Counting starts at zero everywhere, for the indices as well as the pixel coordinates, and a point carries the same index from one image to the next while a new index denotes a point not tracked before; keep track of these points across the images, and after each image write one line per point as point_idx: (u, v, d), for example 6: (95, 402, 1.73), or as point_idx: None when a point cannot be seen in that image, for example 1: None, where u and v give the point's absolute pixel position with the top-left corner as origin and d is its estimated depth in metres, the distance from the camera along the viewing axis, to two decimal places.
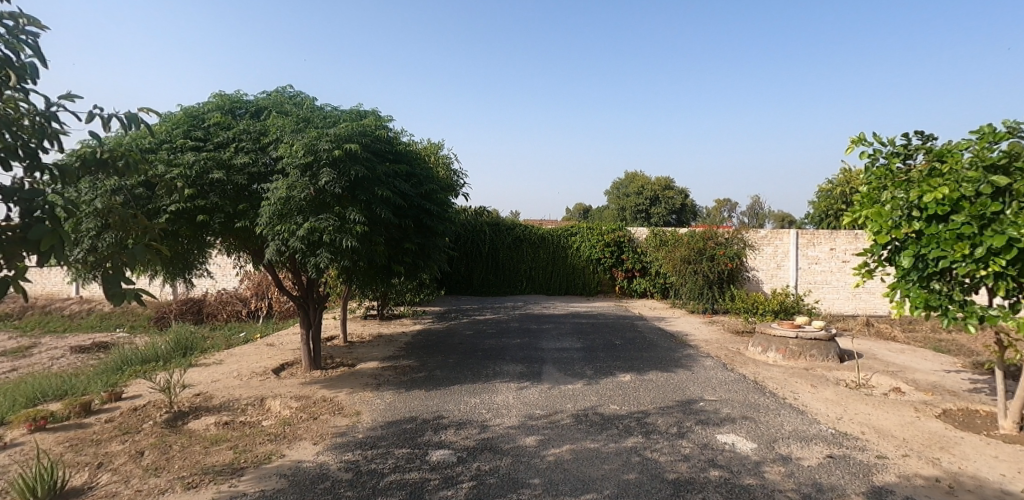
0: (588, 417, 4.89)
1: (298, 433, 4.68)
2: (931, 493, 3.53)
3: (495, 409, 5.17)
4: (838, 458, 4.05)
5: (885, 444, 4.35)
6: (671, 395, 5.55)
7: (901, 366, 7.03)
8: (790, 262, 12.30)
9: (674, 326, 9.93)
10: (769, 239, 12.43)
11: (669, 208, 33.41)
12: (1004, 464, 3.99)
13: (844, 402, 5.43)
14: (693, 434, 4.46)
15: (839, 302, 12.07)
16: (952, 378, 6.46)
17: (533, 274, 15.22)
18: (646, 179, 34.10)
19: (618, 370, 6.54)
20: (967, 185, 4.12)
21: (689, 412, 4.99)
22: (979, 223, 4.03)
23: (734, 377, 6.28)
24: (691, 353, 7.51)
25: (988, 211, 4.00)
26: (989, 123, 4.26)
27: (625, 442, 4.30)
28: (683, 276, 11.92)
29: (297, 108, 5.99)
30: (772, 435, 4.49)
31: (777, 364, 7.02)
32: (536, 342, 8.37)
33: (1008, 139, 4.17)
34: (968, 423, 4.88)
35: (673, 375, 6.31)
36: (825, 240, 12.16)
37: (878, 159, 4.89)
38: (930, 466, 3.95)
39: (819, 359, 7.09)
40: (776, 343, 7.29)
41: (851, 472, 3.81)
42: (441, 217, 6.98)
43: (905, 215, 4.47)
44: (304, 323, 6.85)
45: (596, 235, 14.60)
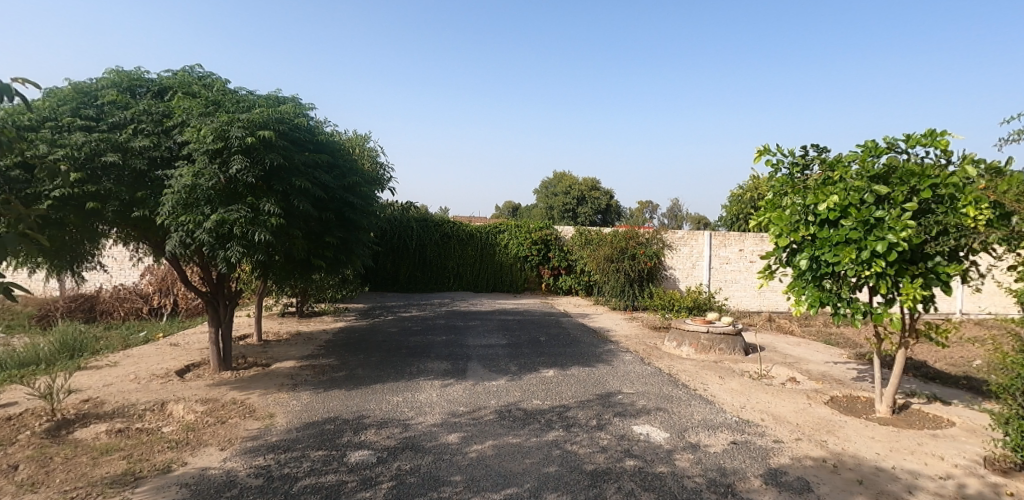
0: (511, 412, 4.93)
1: (203, 438, 4.36)
2: (819, 472, 3.88)
3: (417, 407, 5.09)
4: (741, 444, 4.35)
5: (782, 429, 4.73)
6: (591, 389, 5.73)
7: (797, 358, 7.69)
8: (704, 262, 13.04)
9: (596, 322, 10.26)
10: (685, 240, 13.07)
11: (595, 208, 34.54)
12: (878, 444, 4.47)
13: (748, 392, 5.85)
14: (611, 426, 4.63)
15: (746, 299, 13.01)
16: (840, 368, 7.13)
17: (461, 271, 15.16)
18: (574, 180, 35.02)
19: (542, 365, 6.67)
20: (854, 193, 4.55)
21: (607, 405, 5.17)
22: (864, 229, 4.46)
23: (650, 370, 6.59)
24: (611, 349, 7.80)
25: (871, 217, 4.44)
26: (872, 138, 4.72)
27: (546, 435, 4.38)
28: (606, 274, 12.33)
29: (206, 90, 5.56)
30: (683, 424, 4.75)
31: (690, 358, 7.44)
32: (462, 339, 8.33)
33: (887, 153, 4.65)
34: (851, 408, 5.43)
35: (594, 370, 6.51)
36: (734, 241, 13.07)
37: (781, 168, 5.30)
38: (818, 448, 4.34)
39: (727, 352, 7.60)
40: (690, 337, 7.71)
41: (752, 457, 4.11)
42: (365, 211, 6.78)
43: (802, 220, 4.89)
44: (213, 321, 6.42)
45: (524, 233, 14.74)
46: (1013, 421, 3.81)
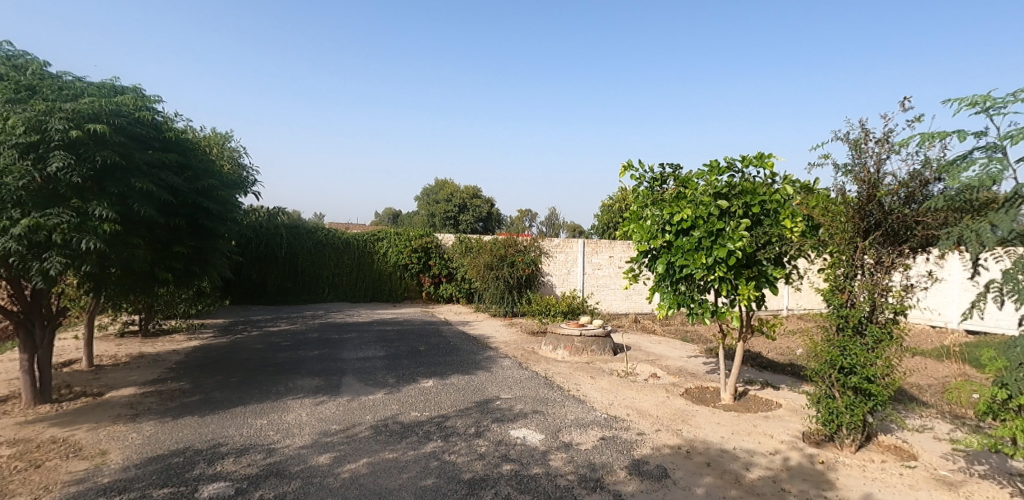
0: (387, 426, 4.78)
1: (7, 488, 3.63)
2: (674, 459, 4.28)
3: (284, 429, 4.72)
4: (609, 439, 4.65)
5: (644, 422, 5.13)
6: (470, 396, 5.76)
7: (658, 355, 8.43)
8: (578, 268, 13.77)
9: (476, 329, 10.35)
10: (561, 248, 13.69)
11: (476, 216, 34.96)
12: (723, 428, 5.04)
13: (615, 389, 6.28)
14: (489, 432, 4.68)
15: (616, 302, 14.01)
16: (693, 362, 7.94)
17: (336, 280, 14.42)
18: (455, 187, 35.16)
19: (421, 376, 6.57)
20: (701, 207, 5.09)
21: (485, 412, 5.23)
22: (710, 238, 5.03)
23: (527, 374, 6.79)
24: (491, 355, 7.92)
25: (715, 228, 5.02)
26: (715, 158, 5.31)
27: (424, 448, 4.31)
28: (486, 281, 12.49)
29: (17, 72, 4.70)
30: (557, 425, 4.95)
31: (565, 360, 7.81)
32: (336, 353, 7.91)
33: (727, 172, 5.26)
34: (701, 398, 6.07)
35: (473, 377, 6.56)
36: (605, 248, 14.01)
37: (642, 182, 5.79)
38: (674, 437, 4.79)
39: (598, 353, 8.09)
40: (564, 341, 8.09)
41: (618, 450, 4.40)
42: (223, 217, 6.16)
43: (660, 229, 5.38)
44: (26, 347, 5.40)
45: (404, 241, 14.46)
46: (822, 400, 4.57)
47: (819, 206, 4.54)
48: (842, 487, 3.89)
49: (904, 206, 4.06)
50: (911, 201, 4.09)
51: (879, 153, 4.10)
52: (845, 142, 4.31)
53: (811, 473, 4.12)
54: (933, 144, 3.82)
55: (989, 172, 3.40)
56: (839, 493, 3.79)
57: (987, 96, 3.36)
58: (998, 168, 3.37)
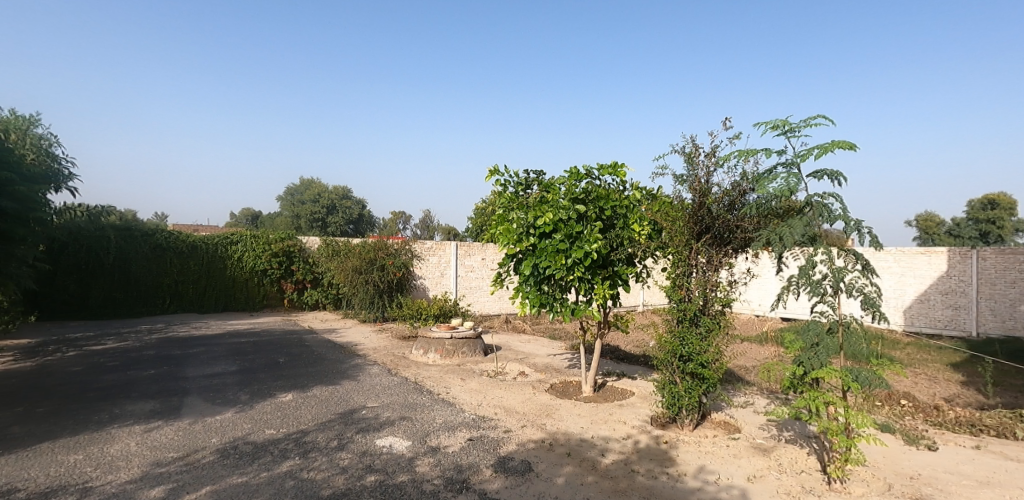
0: (237, 449, 4.36)
1: None
2: (538, 453, 4.47)
3: (106, 463, 4.08)
4: (476, 439, 4.72)
5: (511, 419, 5.30)
6: (334, 408, 5.48)
7: (527, 354, 8.75)
8: (451, 271, 13.81)
9: (344, 337, 9.88)
10: (434, 250, 13.62)
11: (346, 218, 33.46)
12: (583, 419, 5.39)
13: (484, 390, 6.40)
14: (353, 444, 4.49)
15: (488, 303, 14.30)
16: (558, 359, 8.37)
17: (180, 289, 12.86)
18: (323, 188, 33.39)
19: (279, 390, 6.11)
20: (562, 211, 5.38)
21: (349, 423, 5.01)
22: (570, 241, 5.35)
23: (396, 381, 6.65)
24: (358, 363, 7.61)
25: (574, 231, 5.34)
26: (575, 166, 5.65)
27: (279, 467, 4.00)
28: (354, 286, 11.99)
29: None
30: (425, 430, 4.91)
31: (435, 364, 7.77)
32: (178, 371, 7.05)
33: (585, 179, 5.63)
34: (565, 392, 6.42)
35: (338, 388, 6.25)
36: (477, 251, 14.23)
37: (509, 187, 5.99)
38: (539, 431, 5.01)
39: (469, 354, 8.19)
40: (435, 344, 8.05)
41: (484, 450, 4.49)
42: (24, 217, 5.20)
43: (525, 233, 5.60)
44: None
45: (262, 244, 13.33)
46: (666, 385, 5.06)
47: (661, 211, 5.04)
48: (682, 462, 4.37)
49: (727, 212, 4.66)
50: (733, 208, 4.67)
51: (707, 165, 4.67)
52: (681, 155, 4.83)
53: (656, 453, 4.56)
54: (748, 159, 4.44)
55: (789, 184, 4.03)
56: (678, 468, 4.25)
57: (786, 121, 3.99)
58: (794, 182, 4.02)
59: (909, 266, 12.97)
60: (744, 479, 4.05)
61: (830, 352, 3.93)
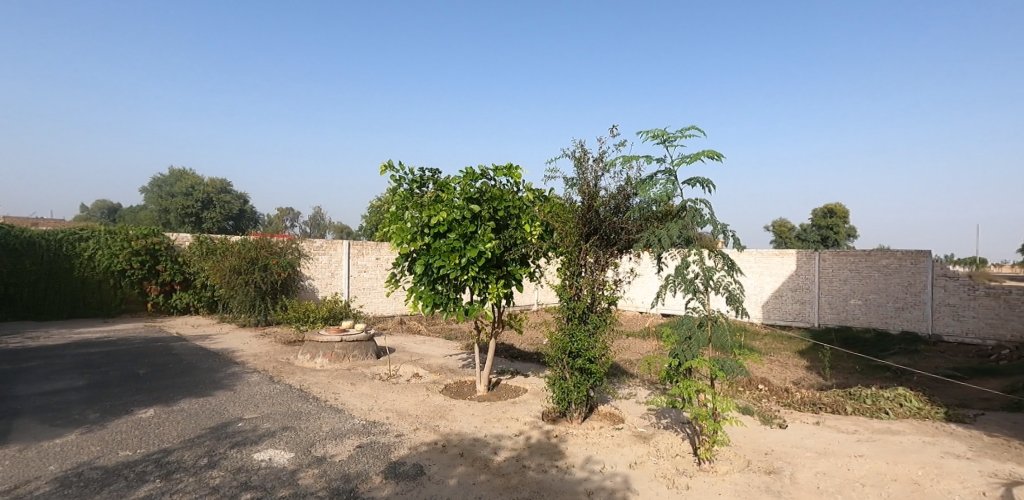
0: (82, 475, 3.80)
1: None
2: (431, 455, 4.41)
3: None
4: (365, 446, 4.55)
5: (403, 423, 5.18)
6: (205, 422, 4.99)
7: (421, 355, 8.62)
8: (343, 271, 13.21)
9: (220, 343, 9.05)
10: (324, 249, 12.94)
11: (225, 213, 30.62)
12: (476, 418, 5.42)
13: (376, 394, 6.19)
14: (226, 460, 4.12)
15: (383, 304, 13.89)
16: (453, 359, 8.35)
17: (12, 293, 10.99)
18: (198, 180, 30.40)
19: (137, 405, 5.43)
20: (456, 211, 5.36)
21: (223, 437, 4.59)
22: (464, 240, 5.36)
23: (279, 389, 6.21)
24: (235, 371, 7.00)
25: (468, 231, 5.35)
26: (470, 166, 5.65)
27: (135, 493, 3.55)
28: (232, 288, 11.02)
29: None
30: (310, 439, 4.63)
31: (324, 369, 7.38)
32: (5, 389, 5.99)
33: (480, 179, 5.65)
34: (459, 392, 6.42)
35: (210, 399, 5.70)
36: (371, 250, 13.77)
37: (403, 184, 5.86)
38: (431, 433, 4.94)
39: (360, 358, 7.88)
40: (324, 348, 7.65)
41: (374, 456, 4.34)
42: None
43: (419, 232, 5.51)
44: None
45: (120, 242, 11.77)
46: (557, 382, 5.23)
47: (553, 212, 5.21)
48: (570, 454, 4.54)
49: (613, 214, 4.92)
50: (618, 211, 4.93)
51: (596, 170, 4.89)
52: (571, 158, 5.01)
53: (546, 447, 4.70)
54: (631, 165, 4.71)
55: (667, 190, 4.34)
56: (567, 460, 4.41)
57: (664, 130, 4.29)
58: (671, 187, 4.33)
59: (767, 266, 14.59)
60: (626, 466, 4.30)
61: (700, 344, 4.32)
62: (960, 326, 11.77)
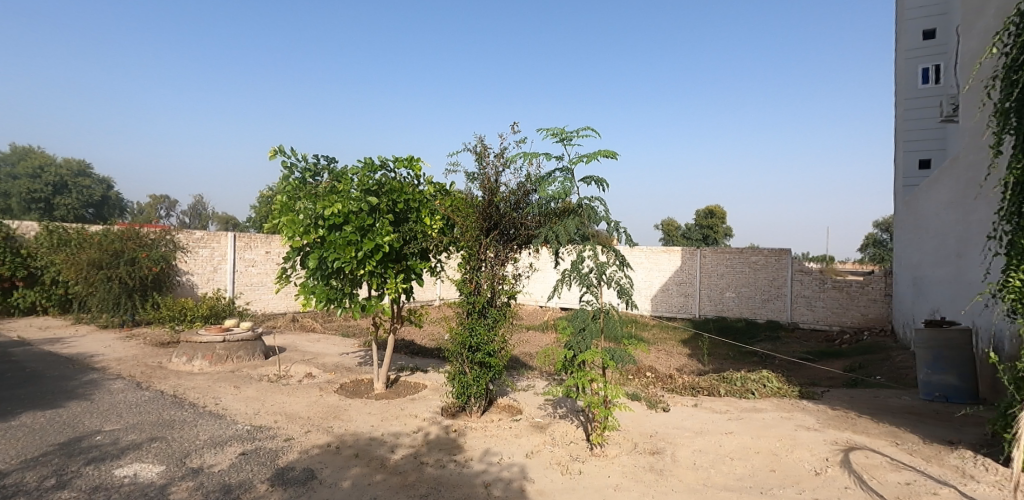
0: None
1: None
2: (323, 458, 4.21)
3: None
4: (250, 453, 4.23)
5: (293, 426, 4.89)
6: (53, 437, 4.35)
7: (315, 354, 8.19)
8: (228, 265, 12.18)
9: (74, 347, 7.94)
10: (205, 242, 11.85)
11: (83, 200, 26.96)
12: (373, 417, 5.26)
13: (263, 396, 5.79)
14: (80, 479, 3.63)
15: (273, 301, 13.03)
16: (350, 357, 8.04)
17: None
18: (49, 161, 26.55)
19: None
20: (353, 203, 5.14)
21: (77, 454, 4.04)
22: (361, 233, 5.16)
23: (147, 396, 5.59)
24: (93, 378, 6.19)
25: (365, 223, 5.15)
26: (368, 156, 5.45)
27: None
28: (91, 285, 9.73)
29: None
30: (184, 450, 4.22)
31: (202, 372, 6.75)
32: None
33: (379, 170, 5.47)
34: (356, 391, 6.19)
35: (60, 411, 4.99)
36: (260, 244, 12.85)
37: (295, 173, 5.54)
38: (325, 435, 4.72)
39: (245, 359, 7.32)
40: (203, 350, 7.01)
41: (260, 463, 4.05)
42: None
43: (312, 223, 5.22)
44: None
45: None
46: (456, 376, 5.22)
47: (453, 207, 5.19)
48: (469, 448, 4.56)
49: (513, 210, 5.00)
50: (518, 206, 5.03)
51: (496, 165, 4.95)
52: (473, 153, 5.03)
53: (445, 442, 4.68)
54: (531, 163, 4.83)
55: (564, 187, 4.49)
56: (465, 454, 4.42)
57: (563, 129, 4.44)
58: (569, 185, 4.49)
59: (655, 262, 15.63)
60: (523, 456, 4.40)
61: (593, 335, 4.53)
62: (813, 315, 13.49)
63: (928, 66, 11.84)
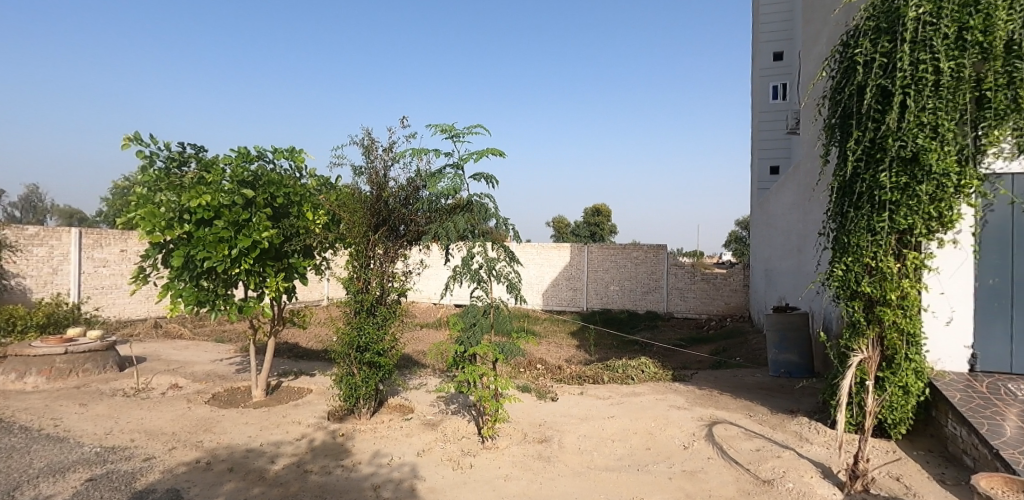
0: None
1: None
2: (191, 476, 3.84)
3: None
4: (99, 478, 3.74)
5: (155, 444, 4.40)
6: None
7: (182, 362, 7.43)
8: (72, 266, 10.62)
9: None
10: (41, 239, 10.22)
11: None
12: (251, 427, 4.89)
13: (117, 413, 5.13)
14: None
15: (131, 306, 11.59)
16: (224, 364, 7.40)
17: None
18: None
19: None
20: (226, 195, 4.73)
21: None
22: (234, 229, 4.75)
23: None
24: None
25: (240, 218, 4.76)
26: (244, 145, 5.05)
27: None
28: None
29: None
30: (13, 481, 3.62)
31: (38, 390, 5.83)
32: None
33: (256, 161, 5.10)
34: (231, 400, 5.71)
35: None
36: (114, 241, 11.38)
37: (156, 161, 4.99)
38: (193, 450, 4.30)
39: (95, 372, 6.45)
40: (38, 364, 6.05)
41: (112, 488, 3.59)
42: None
43: (177, 218, 4.73)
44: None
45: None
46: (344, 378, 5.01)
47: (339, 202, 4.97)
48: (357, 451, 4.41)
49: (403, 206, 4.92)
50: (408, 202, 4.95)
51: (385, 159, 4.82)
52: (360, 146, 4.86)
53: (331, 447, 4.49)
54: (421, 158, 4.77)
55: (454, 184, 4.48)
56: (353, 458, 4.27)
57: (452, 125, 4.41)
58: (459, 182, 4.49)
59: (546, 258, 16.17)
60: (414, 455, 4.35)
61: (484, 330, 4.58)
62: (685, 305, 14.81)
63: (777, 84, 13.48)
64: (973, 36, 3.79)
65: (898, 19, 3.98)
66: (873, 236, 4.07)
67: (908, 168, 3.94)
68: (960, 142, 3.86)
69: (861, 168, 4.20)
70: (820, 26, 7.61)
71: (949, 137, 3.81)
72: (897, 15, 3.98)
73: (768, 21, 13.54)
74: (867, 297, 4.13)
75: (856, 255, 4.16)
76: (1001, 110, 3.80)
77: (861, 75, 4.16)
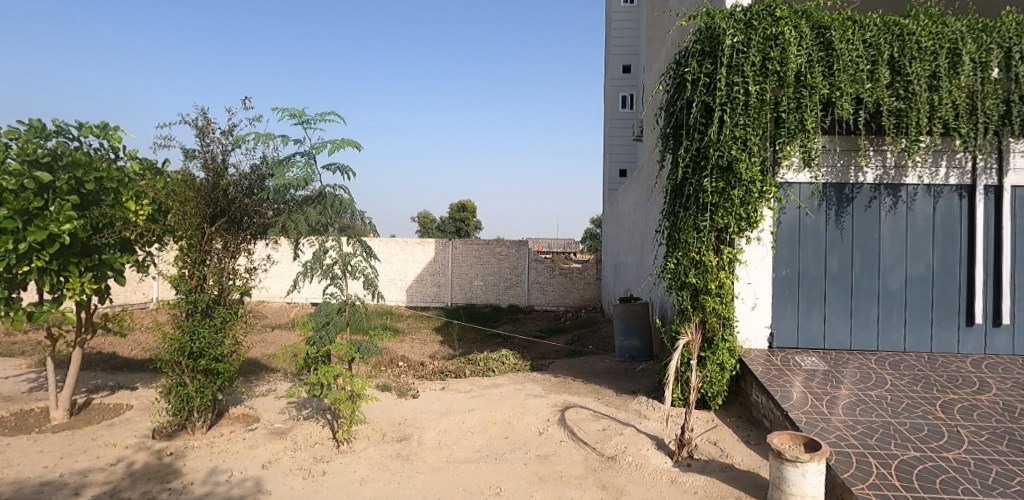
0: None
1: None
2: None
3: None
4: None
5: None
6: None
7: None
8: None
9: None
10: None
11: None
12: (47, 456, 4.09)
13: None
14: None
15: None
16: (11, 382, 6.09)
17: None
18: None
19: None
20: (10, 177, 3.89)
21: None
22: (22, 218, 3.90)
23: None
24: None
25: (32, 206, 3.91)
26: (37, 117, 4.20)
27: None
28: None
29: None
30: None
31: None
32: None
33: (54, 138, 4.27)
34: (19, 426, 4.72)
35: None
36: None
37: None
38: None
39: None
40: None
41: None
42: None
43: None
44: None
45: None
46: (173, 390, 4.40)
47: (167, 190, 4.36)
48: (189, 471, 3.92)
49: (245, 196, 4.47)
50: (251, 191, 4.52)
51: (224, 143, 4.34)
52: (193, 127, 4.31)
53: (155, 470, 3.93)
54: (266, 144, 4.37)
55: (304, 174, 4.17)
56: (183, 479, 3.79)
57: (302, 111, 4.10)
58: (310, 172, 4.18)
59: (410, 254, 15.89)
60: (258, 468, 3.99)
61: (338, 329, 4.33)
62: (545, 298, 15.58)
63: (625, 94, 14.82)
64: (773, 65, 4.50)
65: (718, 45, 4.57)
66: (697, 234, 4.64)
67: (725, 176, 4.54)
68: (763, 155, 4.56)
69: (689, 174, 4.75)
70: (660, 44, 8.46)
71: (755, 150, 4.48)
72: (717, 42, 4.57)
73: (619, 35, 14.77)
74: (692, 287, 4.70)
75: (685, 251, 4.72)
76: (792, 129, 4.57)
77: (689, 91, 4.70)
